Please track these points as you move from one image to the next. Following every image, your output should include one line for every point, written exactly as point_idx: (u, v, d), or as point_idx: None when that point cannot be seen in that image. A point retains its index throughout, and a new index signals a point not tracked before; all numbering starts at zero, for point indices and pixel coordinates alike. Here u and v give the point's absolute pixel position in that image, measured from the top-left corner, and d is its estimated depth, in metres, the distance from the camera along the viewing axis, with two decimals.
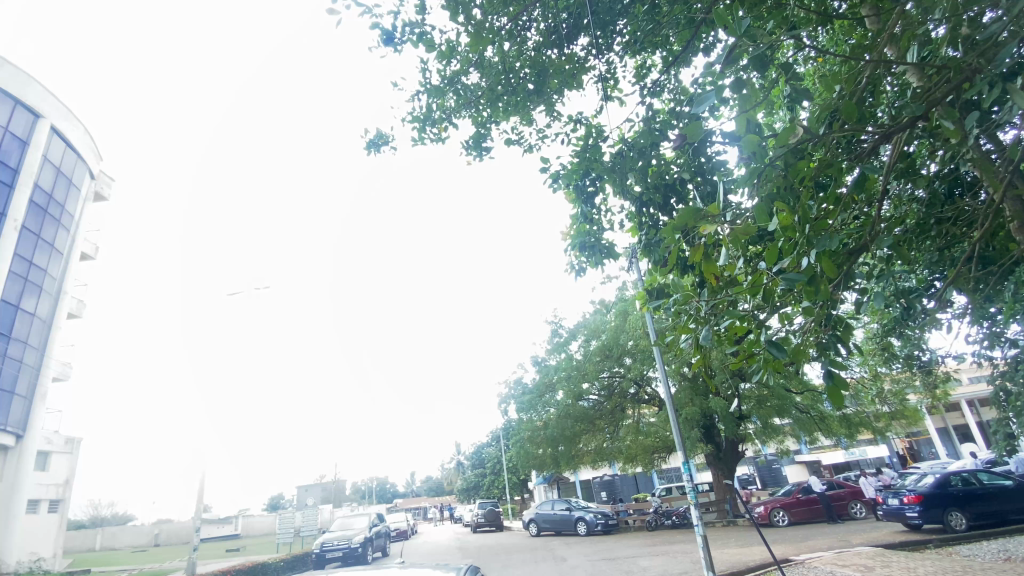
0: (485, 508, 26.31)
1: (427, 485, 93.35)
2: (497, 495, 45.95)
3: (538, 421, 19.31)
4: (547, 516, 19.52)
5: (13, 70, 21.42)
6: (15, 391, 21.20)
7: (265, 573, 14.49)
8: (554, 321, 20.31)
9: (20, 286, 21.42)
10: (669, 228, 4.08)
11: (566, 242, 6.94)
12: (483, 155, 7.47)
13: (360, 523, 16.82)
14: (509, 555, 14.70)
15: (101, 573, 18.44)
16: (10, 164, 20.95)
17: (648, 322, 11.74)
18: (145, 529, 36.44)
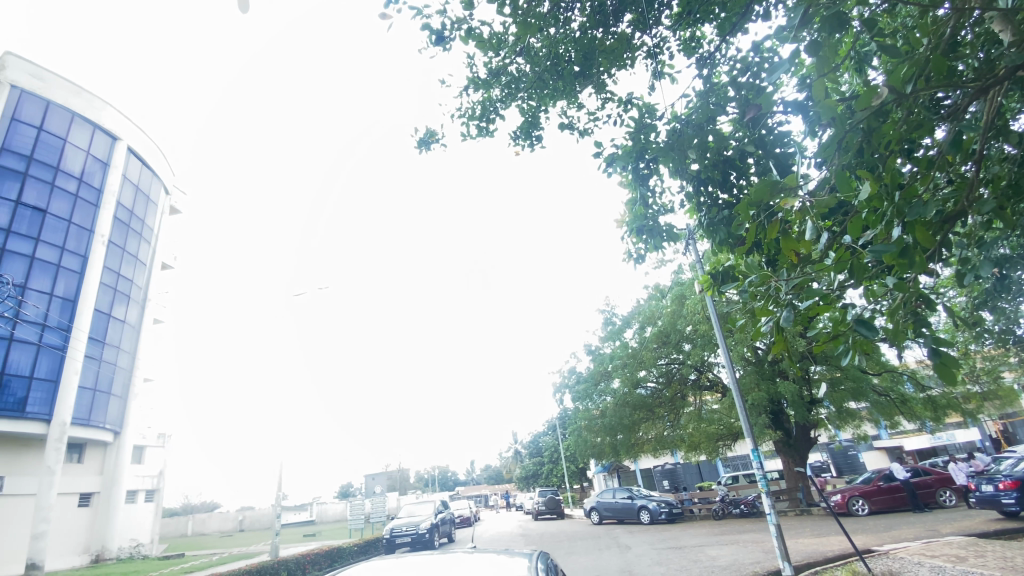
0: (546, 496, 26.54)
1: (487, 474, 95.41)
2: (556, 484, 46.23)
3: (596, 411, 19.14)
4: (609, 504, 19.44)
5: (90, 98, 23.26)
6: (112, 391, 23.32)
7: (341, 558, 15.27)
8: (607, 309, 20.06)
9: (111, 296, 23.43)
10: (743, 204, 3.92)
11: (621, 227, 6.78)
12: (533, 144, 7.40)
13: (426, 510, 17.37)
14: (573, 543, 14.71)
15: (195, 556, 20.06)
16: (94, 185, 22.80)
17: (709, 306, 11.23)
18: (230, 516, 39.35)
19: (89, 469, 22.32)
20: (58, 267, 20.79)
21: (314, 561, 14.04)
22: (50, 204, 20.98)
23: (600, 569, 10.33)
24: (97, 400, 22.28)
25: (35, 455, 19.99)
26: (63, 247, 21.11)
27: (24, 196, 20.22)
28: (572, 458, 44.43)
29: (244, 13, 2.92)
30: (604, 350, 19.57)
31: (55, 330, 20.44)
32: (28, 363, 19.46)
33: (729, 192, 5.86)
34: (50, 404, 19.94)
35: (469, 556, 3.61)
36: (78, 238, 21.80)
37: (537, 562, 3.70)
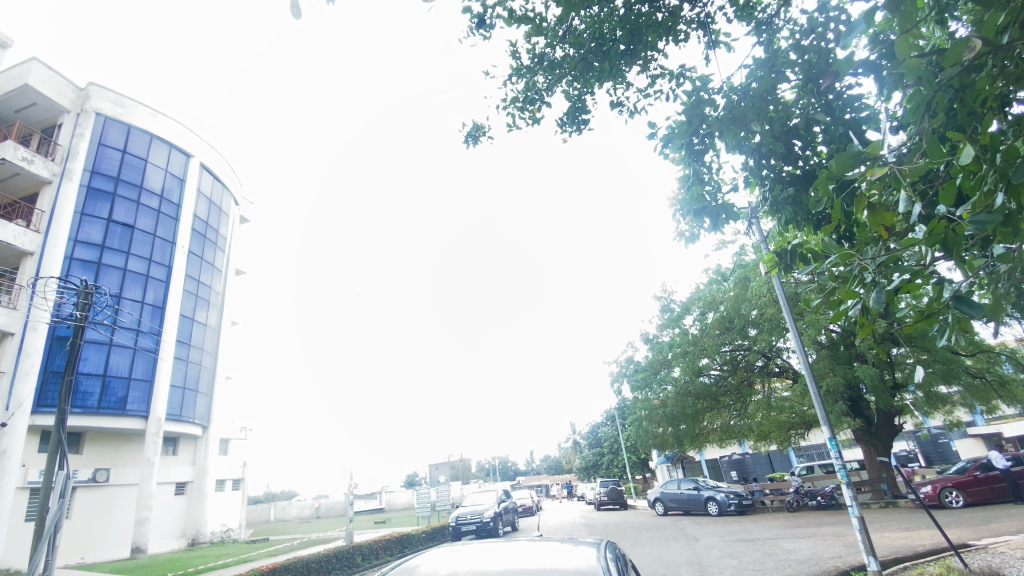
0: (608, 487, 26.34)
1: (546, 464, 96.28)
2: (617, 475, 45.74)
3: (656, 400, 18.71)
4: (674, 495, 19.01)
5: (166, 121, 25.21)
6: (198, 389, 25.35)
7: (411, 544, 15.90)
8: (664, 295, 19.54)
9: (193, 302, 25.42)
10: (824, 175, 3.67)
11: (674, 207, 6.54)
12: (580, 128, 7.27)
13: (489, 499, 17.72)
14: (638, 534, 14.54)
15: (279, 541, 21.54)
16: (173, 200, 24.72)
17: (776, 286, 10.63)
18: (307, 503, 41.91)
19: (182, 461, 24.37)
20: (147, 278, 22.74)
21: (386, 547, 14.72)
22: (137, 220, 22.87)
23: (667, 561, 10.14)
24: (187, 397, 24.30)
25: (134, 449, 21.72)
26: (150, 259, 23.05)
27: (115, 214, 22.10)
28: (633, 449, 43.83)
29: (297, 22, 3.08)
30: (663, 338, 19.12)
31: (148, 334, 22.44)
32: (127, 365, 21.41)
33: (793, 163, 5.54)
34: (147, 401, 21.83)
35: (530, 544, 3.67)
36: (162, 250, 23.72)
37: (604, 550, 3.67)
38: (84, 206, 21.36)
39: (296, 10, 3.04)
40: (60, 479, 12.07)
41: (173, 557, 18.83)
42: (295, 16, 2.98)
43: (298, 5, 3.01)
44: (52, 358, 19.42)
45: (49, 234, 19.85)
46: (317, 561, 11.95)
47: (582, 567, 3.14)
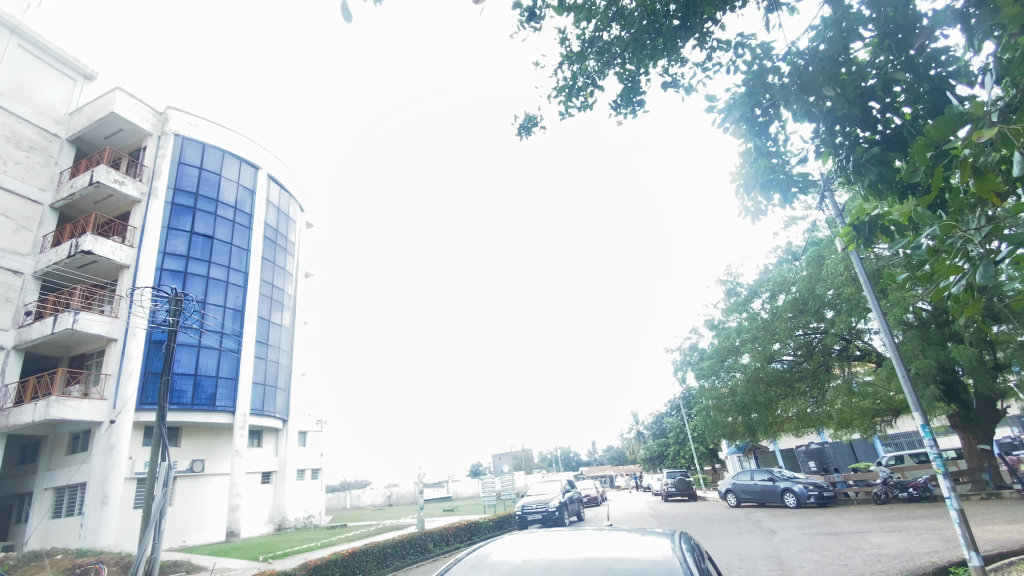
0: (675, 478, 25.68)
1: (610, 455, 95.56)
2: (684, 466, 44.53)
3: (724, 389, 17.96)
4: (747, 486, 18.29)
5: (235, 136, 26.98)
6: (278, 385, 27.15)
7: (479, 532, 16.28)
8: (729, 278, 18.73)
9: (269, 304, 27.21)
10: (922, 143, 3.39)
11: (737, 182, 6.20)
12: (635, 110, 7.06)
13: (555, 488, 17.81)
14: (709, 526, 14.12)
15: (356, 527, 22.82)
16: (245, 210, 26.50)
17: (854, 262, 9.91)
18: (379, 492, 43.89)
19: (267, 453, 25.82)
20: (227, 283, 24.56)
21: (456, 534, 15.14)
22: (215, 231, 24.73)
23: (743, 553, 9.80)
24: (268, 393, 26.10)
25: (225, 443, 23.49)
26: (229, 266, 24.87)
27: (196, 227, 23.97)
28: (700, 440, 42.42)
29: (349, 23, 3.30)
30: (729, 324, 18.38)
31: (231, 336, 24.25)
32: (214, 364, 23.28)
33: (871, 129, 5.11)
34: (233, 398, 23.66)
35: (598, 533, 3.65)
36: (239, 257, 25.51)
37: (680, 542, 3.57)
38: (170, 220, 23.30)
39: (346, 11, 3.24)
40: (163, 469, 13.42)
41: (263, 540, 20.41)
42: (343, 17, 3.16)
43: (348, 7, 3.21)
44: (151, 360, 21.46)
45: (141, 249, 21.84)
46: (393, 547, 12.50)
47: (656, 557, 3.09)
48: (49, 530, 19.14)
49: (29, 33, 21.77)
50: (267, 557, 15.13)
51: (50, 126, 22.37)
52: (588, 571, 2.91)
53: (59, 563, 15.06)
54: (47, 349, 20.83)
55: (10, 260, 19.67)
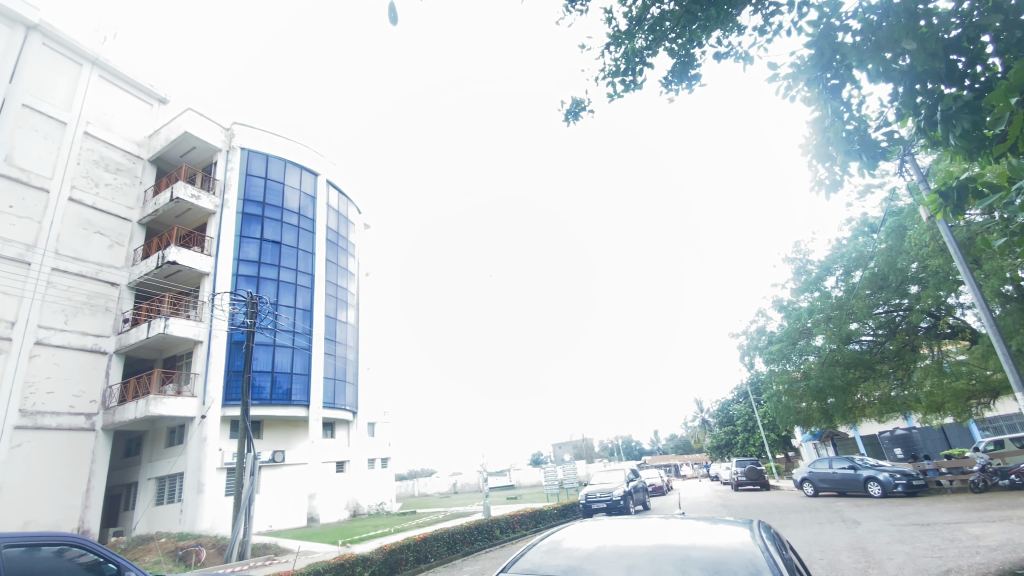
0: (745, 466, 24.75)
1: (675, 444, 93.57)
2: (755, 454, 42.84)
3: (796, 373, 17.17)
4: (825, 474, 17.35)
5: (294, 145, 28.37)
6: (347, 379, 28.61)
7: (544, 520, 16.47)
8: (798, 256, 17.78)
9: (334, 303, 28.65)
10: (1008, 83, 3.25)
11: (808, 153, 5.85)
12: (689, 85, 6.80)
13: (618, 477, 17.68)
14: (786, 516, 13.50)
15: (425, 514, 23.69)
16: (308, 215, 27.97)
17: (941, 232, 9.12)
18: (445, 480, 45.31)
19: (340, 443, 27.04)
20: (296, 285, 26.08)
21: (521, 522, 15.38)
22: (282, 237, 26.24)
23: (823, 544, 9.35)
24: (338, 387, 27.52)
25: (303, 435, 24.96)
26: (296, 269, 26.36)
27: (265, 234, 25.53)
28: (771, 426, 40.64)
29: (395, 27, 3.42)
30: (800, 304, 17.45)
31: (302, 334, 25.73)
32: (288, 361, 24.83)
33: (956, 84, 4.64)
34: (307, 392, 25.18)
35: (667, 521, 3.62)
36: (305, 260, 26.99)
37: (760, 532, 3.44)
38: (242, 229, 24.91)
39: (392, 15, 3.36)
40: (250, 460, 14.51)
41: (341, 526, 21.65)
42: (387, 19, 3.26)
43: (393, 11, 3.33)
44: (232, 359, 23.11)
45: (218, 258, 23.54)
46: (461, 533, 12.87)
47: (736, 545, 3.01)
48: (154, 516, 21.21)
49: (107, 63, 23.86)
50: (346, 542, 16.05)
51: (133, 149, 24.50)
52: (664, 557, 2.88)
53: (164, 546, 16.63)
54: (142, 353, 22.94)
55: (107, 273, 22.00)
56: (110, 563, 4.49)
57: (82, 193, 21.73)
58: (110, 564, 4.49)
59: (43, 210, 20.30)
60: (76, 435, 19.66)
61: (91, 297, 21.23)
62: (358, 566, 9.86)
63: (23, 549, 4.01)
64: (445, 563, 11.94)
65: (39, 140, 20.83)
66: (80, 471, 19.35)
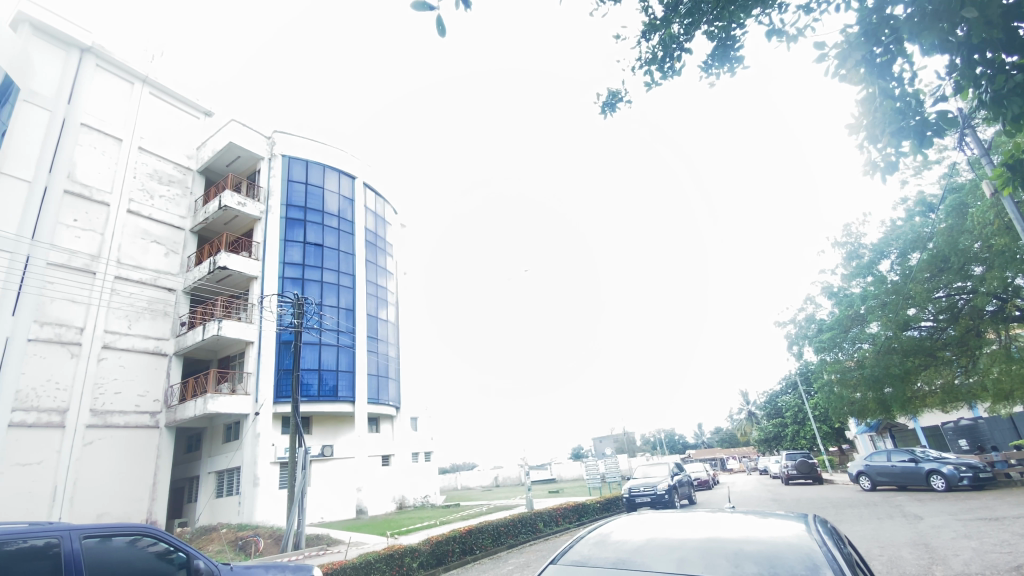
0: (796, 460, 23.91)
1: (720, 437, 91.40)
2: (806, 448, 41.31)
3: (850, 363, 16.54)
4: (883, 468, 16.57)
5: (332, 150, 29.22)
6: (389, 376, 29.40)
7: (587, 513, 16.43)
8: (849, 239, 17.10)
9: (375, 302, 29.44)
10: None
11: (857, 134, 5.59)
12: (730, 68, 6.60)
13: (662, 470, 17.43)
14: (843, 510, 12.97)
15: (469, 507, 24.05)
16: (348, 218, 28.80)
17: (1007, 207, 8.54)
18: (487, 474, 45.88)
19: (385, 437, 27.74)
20: (338, 286, 26.91)
21: (565, 515, 15.39)
22: (324, 240, 27.09)
23: (884, 539, 8.96)
24: (381, 383, 28.32)
25: (350, 430, 25.81)
26: (338, 270, 27.19)
27: (308, 237, 26.40)
28: (823, 418, 39.15)
29: (444, 38, 3.61)
30: (853, 290, 16.73)
31: (346, 333, 26.59)
32: (334, 359, 25.71)
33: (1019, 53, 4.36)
34: (352, 389, 26.03)
35: (718, 514, 3.59)
36: (346, 261, 27.82)
37: (816, 525, 3.36)
38: (286, 233, 25.84)
39: (441, 26, 3.54)
40: (302, 454, 15.12)
41: (389, 518, 22.30)
42: (436, 33, 3.39)
43: (442, 23, 3.49)
44: (282, 358, 24.00)
45: (265, 262, 24.56)
46: (506, 526, 13.03)
47: (793, 539, 2.93)
48: (215, 508, 22.41)
49: (157, 81, 25.22)
50: (394, 533, 16.51)
51: (184, 161, 25.84)
52: (716, 550, 2.85)
53: (225, 535, 17.56)
54: (199, 354, 24.24)
55: (165, 280, 23.35)
56: (180, 552, 4.78)
57: (139, 206, 23.14)
58: (180, 553, 4.79)
59: (105, 223, 21.72)
60: (143, 432, 20.99)
61: (150, 303, 22.58)
62: (407, 557, 10.15)
63: (98, 540, 4.35)
64: (491, 554, 12.13)
65: (99, 157, 22.27)
66: (146, 466, 20.65)
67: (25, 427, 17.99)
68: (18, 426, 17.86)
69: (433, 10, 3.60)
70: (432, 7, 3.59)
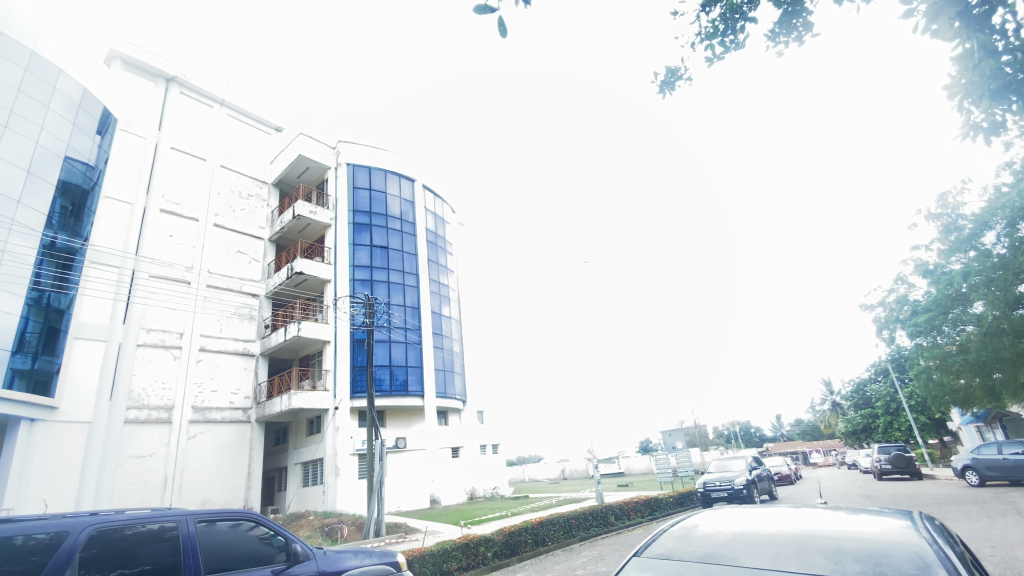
0: (890, 453, 22.13)
1: (800, 430, 86.37)
2: (901, 440, 38.08)
3: (951, 347, 15.11)
4: (993, 462, 15.01)
5: (392, 155, 30.32)
6: (455, 370, 30.27)
7: (660, 507, 16.08)
8: (945, 210, 15.65)
9: (439, 299, 30.37)
10: None
11: (953, 95, 5.09)
12: (800, 34, 6.19)
13: (739, 464, 16.72)
14: (944, 508, 11.87)
15: (539, 499, 24.30)
16: (409, 220, 29.81)
17: None
18: (554, 466, 46.04)
19: (454, 430, 28.57)
20: (404, 285, 27.94)
21: (636, 509, 15.15)
22: (389, 242, 28.17)
23: (1002, 540, 8.14)
24: (448, 377, 29.21)
25: (420, 422, 26.86)
26: (403, 271, 28.23)
27: (374, 240, 27.54)
28: (920, 408, 35.89)
29: (505, 38, 3.68)
30: (953, 267, 15.25)
31: (412, 330, 27.63)
32: (403, 356, 26.81)
33: None
34: (421, 383, 27.07)
35: (810, 509, 3.45)
36: (409, 261, 28.83)
37: (922, 521, 3.14)
38: (354, 237, 27.08)
39: (503, 27, 3.61)
40: (379, 446, 15.91)
41: (461, 508, 23.02)
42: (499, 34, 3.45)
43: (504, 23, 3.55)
44: (356, 356, 25.18)
45: (337, 266, 25.94)
46: (577, 518, 13.06)
47: (894, 536, 2.76)
48: (302, 496, 24.08)
49: (232, 103, 27.21)
50: (467, 523, 17.03)
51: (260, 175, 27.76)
52: (812, 547, 2.73)
53: (313, 522, 18.87)
54: (282, 354, 26.07)
55: (249, 286, 25.35)
56: (279, 536, 5.23)
57: (223, 220, 25.19)
58: (278, 537, 5.23)
59: (196, 237, 23.86)
60: (237, 426, 22.90)
61: (238, 308, 24.54)
62: (482, 547, 10.44)
63: (205, 524, 4.83)
64: (563, 546, 12.24)
65: (188, 176, 24.45)
66: (241, 457, 22.54)
67: (138, 423, 20.21)
68: (133, 422, 20.10)
69: (494, 12, 3.67)
70: (493, 9, 3.65)
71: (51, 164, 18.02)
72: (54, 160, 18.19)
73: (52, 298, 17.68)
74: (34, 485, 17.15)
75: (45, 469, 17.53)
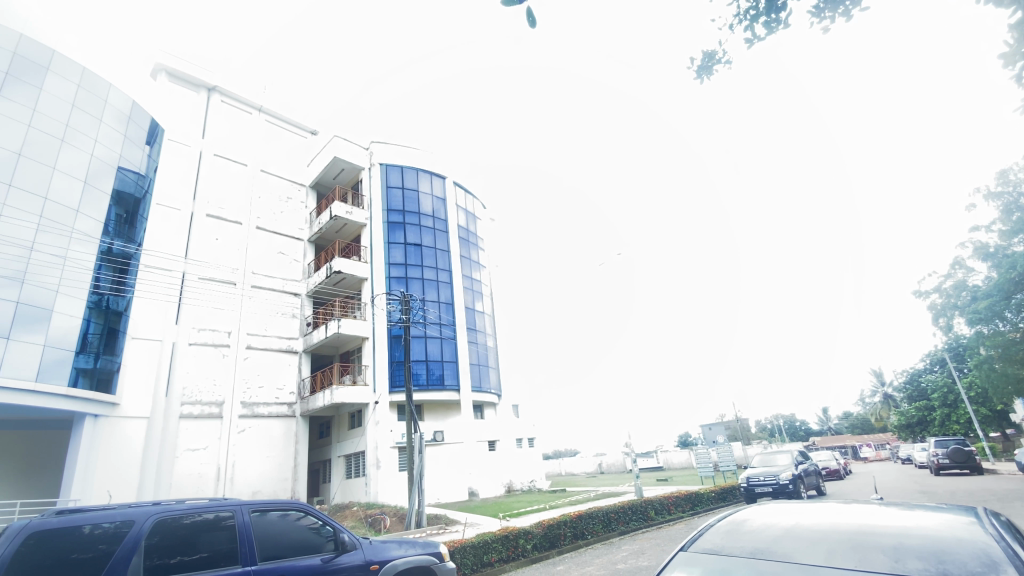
0: (948, 447, 20.99)
1: (849, 423, 82.76)
2: (960, 433, 36.02)
3: (1015, 334, 14.50)
4: None
5: (423, 154, 30.71)
6: (489, 364, 30.53)
7: (702, 502, 15.80)
8: (1005, 188, 14.69)
9: (472, 294, 30.65)
10: None
11: (1014, 65, 4.76)
12: (847, 9, 5.89)
13: (784, 458, 16.24)
14: (1008, 504, 11.21)
15: (576, 492, 24.30)
16: (441, 217, 30.13)
17: None
18: (591, 459, 45.82)
19: (490, 423, 28.83)
20: (438, 282, 28.31)
21: (677, 503, 14.95)
22: (422, 239, 28.57)
23: None
24: (482, 371, 29.49)
25: (457, 416, 27.24)
26: (437, 267, 28.60)
27: (408, 238, 27.99)
28: (981, 399, 33.80)
29: (534, 29, 3.66)
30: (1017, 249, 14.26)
31: (447, 326, 28.02)
32: (439, 351, 27.24)
33: None
34: (457, 377, 27.47)
35: (866, 503, 3.33)
36: (442, 258, 29.16)
37: (987, 516, 2.99)
38: (389, 236, 27.59)
39: (531, 19, 3.61)
40: (418, 439, 16.26)
41: (499, 500, 23.28)
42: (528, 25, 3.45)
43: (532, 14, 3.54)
44: (394, 351, 25.68)
45: (373, 264, 26.53)
46: (615, 512, 12.99)
47: (959, 532, 2.64)
48: (346, 488, 24.86)
49: (270, 108, 28.12)
50: (506, 515, 17.21)
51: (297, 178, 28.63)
52: (867, 543, 2.64)
53: (357, 513, 19.48)
54: (324, 350, 26.94)
55: (291, 286, 26.27)
56: (327, 526, 5.42)
57: (265, 222, 26.15)
58: (327, 527, 5.42)
59: (240, 239, 24.88)
60: (283, 421, 23.83)
61: (281, 307, 25.47)
62: (521, 539, 10.53)
63: (257, 513, 5.06)
64: (602, 540, 12.20)
65: (230, 182, 25.48)
66: (288, 450, 23.45)
67: (193, 418, 21.32)
68: (188, 417, 21.22)
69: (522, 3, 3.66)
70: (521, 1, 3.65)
71: (106, 174, 19.14)
72: (108, 170, 19.31)
73: (111, 301, 18.75)
74: (100, 475, 18.44)
75: (109, 461, 18.78)
